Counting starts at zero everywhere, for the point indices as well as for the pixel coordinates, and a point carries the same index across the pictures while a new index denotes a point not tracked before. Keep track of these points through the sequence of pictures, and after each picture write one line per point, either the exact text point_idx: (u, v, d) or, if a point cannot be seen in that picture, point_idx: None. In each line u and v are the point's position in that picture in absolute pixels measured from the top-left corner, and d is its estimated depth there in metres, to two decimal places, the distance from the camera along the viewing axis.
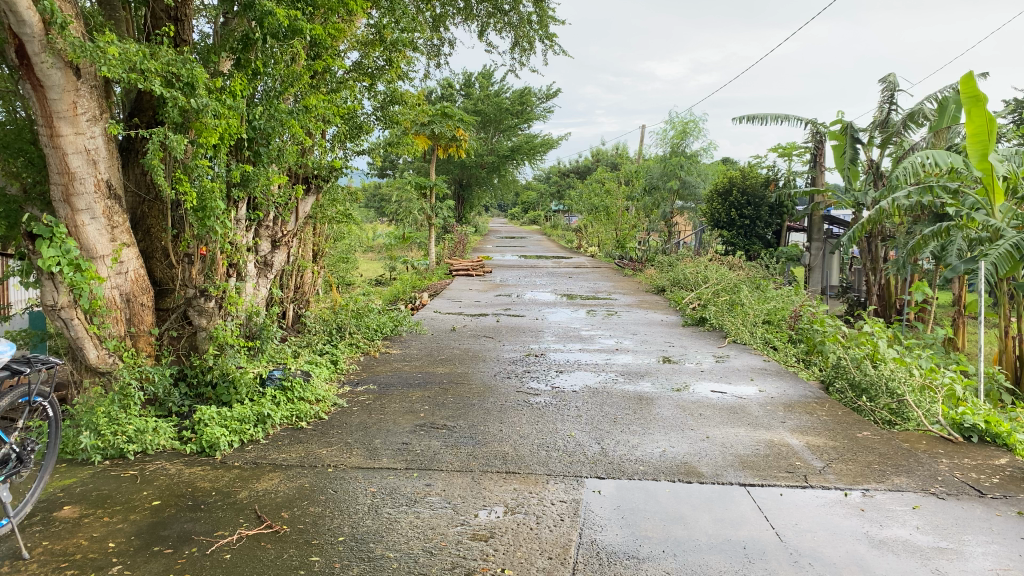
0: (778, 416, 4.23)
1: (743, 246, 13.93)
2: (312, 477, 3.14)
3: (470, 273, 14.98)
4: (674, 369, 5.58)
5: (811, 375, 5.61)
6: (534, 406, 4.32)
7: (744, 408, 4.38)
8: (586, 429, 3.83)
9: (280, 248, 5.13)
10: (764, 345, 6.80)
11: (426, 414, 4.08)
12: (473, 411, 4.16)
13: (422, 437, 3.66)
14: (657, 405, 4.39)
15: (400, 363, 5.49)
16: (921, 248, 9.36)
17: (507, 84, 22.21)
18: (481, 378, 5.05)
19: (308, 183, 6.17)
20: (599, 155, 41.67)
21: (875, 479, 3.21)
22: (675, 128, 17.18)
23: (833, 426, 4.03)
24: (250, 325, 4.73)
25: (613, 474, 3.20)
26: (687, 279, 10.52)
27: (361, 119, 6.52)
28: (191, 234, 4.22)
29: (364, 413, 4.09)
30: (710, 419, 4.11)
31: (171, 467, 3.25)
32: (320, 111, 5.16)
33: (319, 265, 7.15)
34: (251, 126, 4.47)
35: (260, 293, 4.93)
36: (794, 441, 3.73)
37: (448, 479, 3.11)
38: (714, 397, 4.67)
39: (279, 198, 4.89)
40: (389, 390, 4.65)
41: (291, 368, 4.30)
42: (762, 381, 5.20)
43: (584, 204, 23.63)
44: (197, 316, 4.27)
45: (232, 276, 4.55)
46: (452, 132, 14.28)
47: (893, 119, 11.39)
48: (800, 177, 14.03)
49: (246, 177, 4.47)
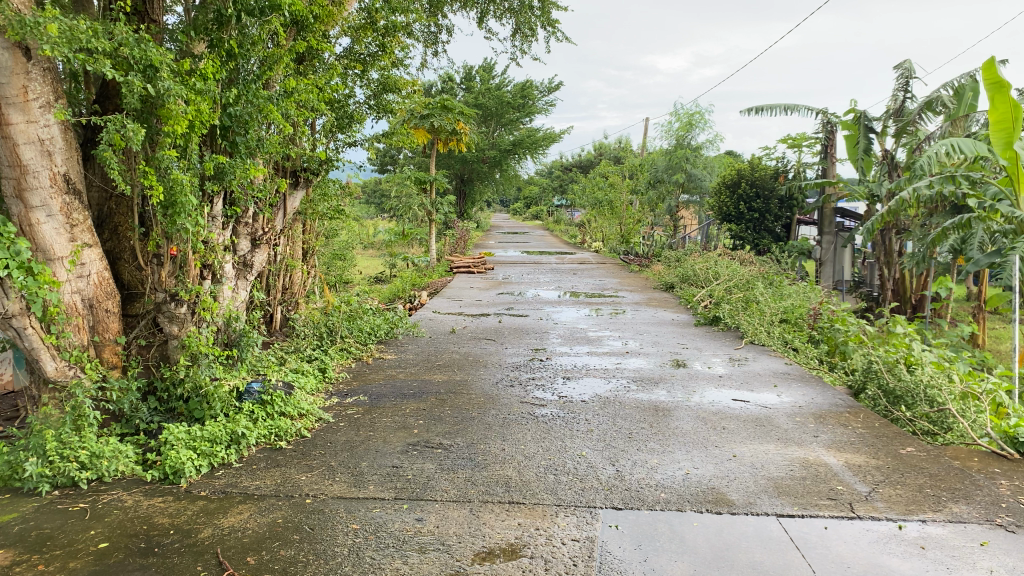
0: (809, 429, 3.83)
1: (752, 240, 13.51)
2: (288, 511, 2.74)
3: (471, 271, 14.55)
4: (690, 374, 5.17)
5: (837, 380, 5.20)
6: (540, 419, 3.92)
7: (770, 420, 3.97)
8: (598, 448, 3.43)
9: (261, 248, 4.72)
10: (784, 346, 6.38)
11: (420, 430, 3.68)
12: (473, 426, 3.76)
13: (414, 459, 3.26)
14: (674, 417, 3.99)
15: (395, 370, 5.09)
16: (941, 241, 8.94)
17: (508, 77, 21.80)
18: (481, 387, 4.64)
19: (296, 177, 5.91)
20: (601, 150, 41.26)
21: (932, 507, 2.80)
22: (679, 120, 16.78)
23: (872, 442, 3.62)
24: (228, 332, 4.33)
25: (631, 504, 2.80)
26: (696, 275, 10.12)
27: (353, 108, 6.17)
28: (160, 232, 3.82)
29: (352, 431, 3.68)
30: (735, 434, 3.71)
31: (128, 498, 2.85)
32: (306, 98, 4.76)
33: (310, 264, 6.76)
34: (226, 113, 4.06)
35: (241, 297, 4.52)
36: (832, 460, 3.32)
37: (443, 512, 2.71)
38: (735, 406, 4.26)
39: (258, 192, 4.48)
40: (380, 401, 4.25)
41: (271, 380, 3.90)
42: (786, 387, 4.79)
43: (587, 199, 23.20)
44: (168, 323, 3.90)
45: (208, 279, 4.14)
46: (452, 126, 13.86)
47: (909, 107, 10.97)
48: (810, 168, 13.62)
49: (221, 170, 4.06)
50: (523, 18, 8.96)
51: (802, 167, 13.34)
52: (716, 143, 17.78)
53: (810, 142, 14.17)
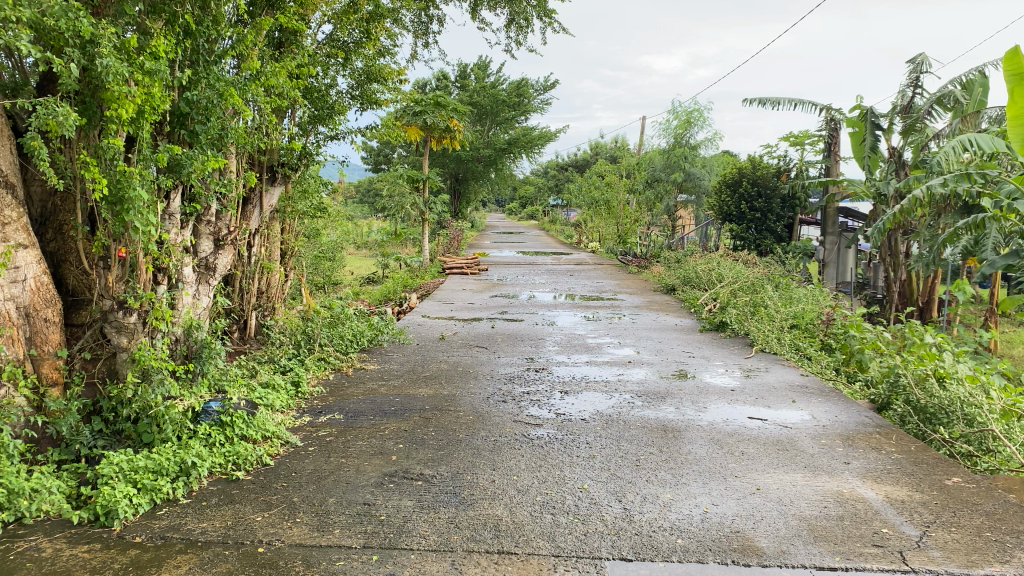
0: (838, 454, 3.40)
1: (754, 240, 13.08)
2: (236, 563, 2.30)
3: (465, 272, 14.09)
4: (699, 387, 4.73)
5: (858, 394, 4.77)
6: (535, 442, 3.48)
7: (794, 443, 3.54)
8: (601, 479, 2.99)
9: (225, 250, 4.24)
10: (797, 354, 5.96)
11: (399, 457, 3.24)
12: (460, 451, 3.32)
13: (391, 494, 2.83)
14: (686, 439, 3.56)
15: (377, 384, 4.64)
16: (953, 242, 8.52)
17: (503, 75, 21.41)
18: (471, 403, 4.20)
19: (274, 173, 5.56)
20: (598, 149, 40.88)
21: (998, 557, 2.36)
22: (678, 118, 16.39)
23: (912, 469, 3.19)
24: (187, 343, 3.89)
25: (643, 553, 2.37)
26: (699, 278, 9.70)
27: (335, 97, 5.75)
28: (106, 232, 3.35)
29: (322, 457, 3.24)
30: (755, 461, 3.27)
31: (47, 547, 2.41)
32: (278, 85, 4.32)
33: (288, 267, 6.29)
34: (183, 97, 3.61)
35: (203, 304, 4.06)
36: (871, 494, 2.89)
37: (419, 565, 2.27)
38: (752, 426, 3.82)
39: (222, 187, 4.02)
40: (356, 421, 3.81)
41: (232, 399, 3.47)
42: (805, 402, 4.37)
43: (584, 199, 22.76)
44: (116, 334, 3.45)
45: (163, 284, 3.68)
46: (445, 124, 13.42)
47: (917, 104, 10.53)
48: (813, 166, 13.24)
49: (177, 162, 3.61)
50: (517, 8, 8.53)
51: (806, 165, 12.93)
52: (715, 142, 17.39)
53: (813, 140, 13.77)
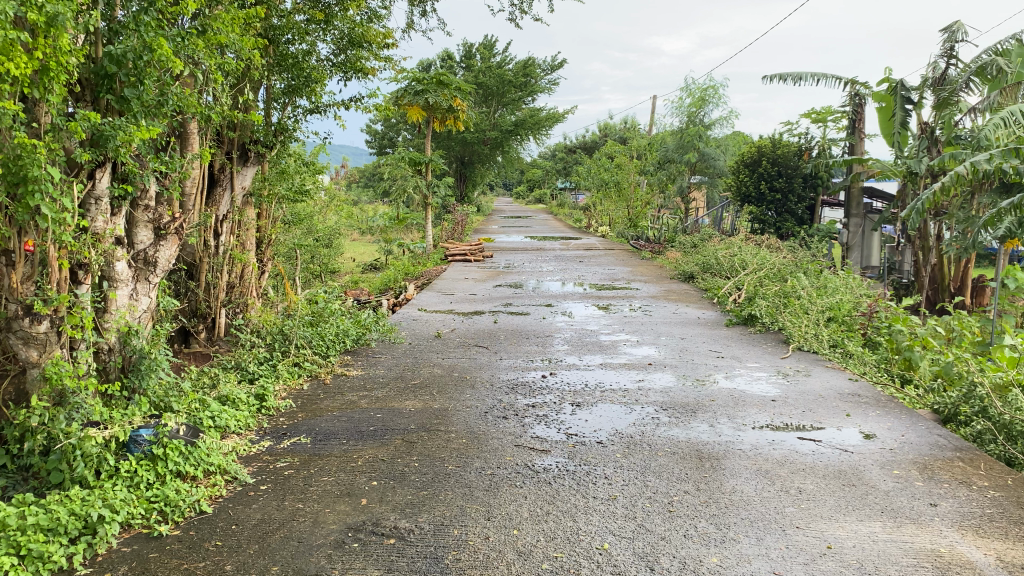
0: (920, 490, 2.72)
1: (773, 223, 12.33)
2: None
3: (468, 258, 13.31)
4: (733, 396, 4.04)
5: (919, 402, 4.09)
6: (541, 476, 2.81)
7: (861, 476, 2.87)
8: (625, 535, 2.32)
9: (168, 241, 3.55)
10: (837, 352, 5.28)
11: (369, 501, 2.58)
12: (447, 491, 2.66)
13: (350, 560, 2.17)
14: (727, 471, 2.89)
15: (357, 396, 3.96)
16: (993, 227, 7.72)
17: (509, 54, 20.62)
18: (465, 420, 3.53)
19: (245, 152, 5.00)
20: (606, 129, 40.01)
21: None
22: (691, 96, 15.62)
23: (1019, 515, 2.51)
24: (123, 352, 3.24)
25: None
26: (719, 265, 8.99)
27: (315, 64, 5.09)
28: (5, 220, 2.66)
29: (273, 501, 2.59)
30: (820, 504, 2.60)
31: None
32: (233, 43, 3.64)
33: (266, 257, 5.62)
34: (107, 54, 2.93)
35: (142, 307, 3.40)
36: (978, 557, 2.22)
37: None
38: (806, 452, 3.14)
39: (163, 167, 3.34)
40: (325, 447, 3.15)
41: (166, 426, 2.79)
42: (861, 417, 3.69)
43: (592, 181, 21.99)
44: (24, 346, 2.80)
45: (86, 283, 3.01)
46: (448, 103, 12.61)
47: (952, 75, 9.60)
48: (837, 145, 12.51)
49: (100, 134, 2.91)
50: None
51: (828, 143, 12.20)
52: (729, 121, 16.64)
53: (836, 116, 13.03)
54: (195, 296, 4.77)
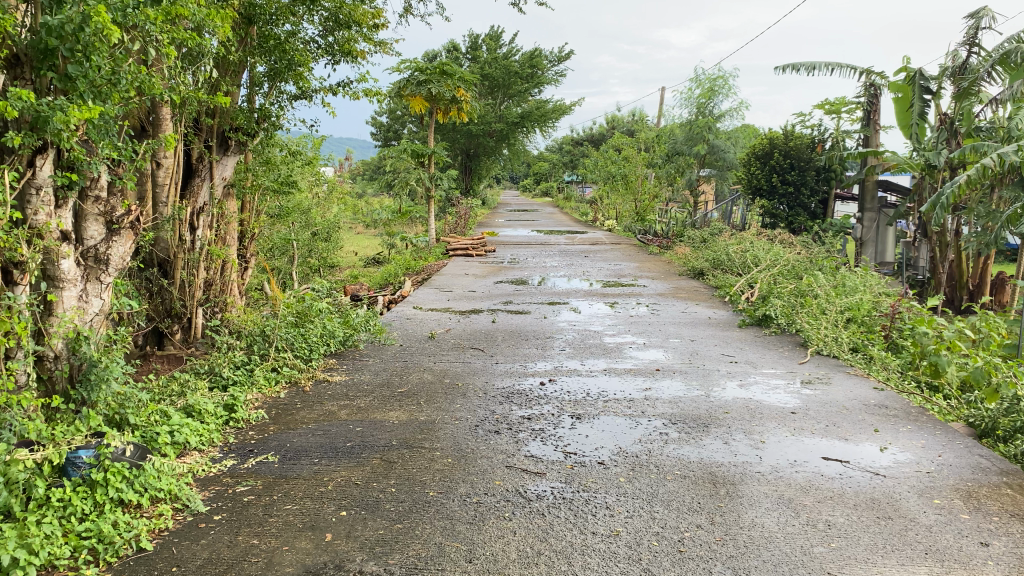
0: (967, 526, 2.37)
1: (786, 217, 11.92)
2: None
3: (470, 252, 12.92)
4: (748, 407, 3.69)
5: (952, 414, 3.74)
6: (533, 506, 2.47)
7: (899, 507, 2.52)
8: None
9: (122, 236, 3.22)
10: (858, 356, 4.92)
11: (335, 537, 2.24)
12: (425, 525, 2.32)
13: None
14: (743, 499, 2.54)
15: (336, 405, 3.63)
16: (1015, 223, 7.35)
17: (516, 45, 20.21)
18: (453, 435, 3.19)
19: (226, 141, 4.68)
20: (613, 123, 39.55)
21: None
22: (701, 86, 15.19)
23: None
24: (70, 360, 2.91)
25: None
26: (730, 260, 8.61)
27: (299, 46, 4.76)
28: None
29: (224, 536, 2.25)
30: (853, 543, 2.25)
31: None
32: (194, 17, 3.29)
33: (250, 252, 5.28)
34: (46, 26, 2.57)
35: (93, 309, 3.08)
36: None
37: None
38: (834, 476, 2.79)
39: (118, 154, 3.00)
40: (294, 468, 2.81)
41: (109, 445, 2.46)
42: (891, 433, 3.34)
43: (599, 174, 21.59)
44: None
45: (23, 286, 2.69)
46: (451, 94, 12.21)
47: (974, 63, 9.08)
48: (852, 137, 12.12)
49: (38, 117, 2.56)
50: None
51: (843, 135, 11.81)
52: (739, 113, 16.24)
53: (850, 108, 12.63)
54: (168, 295, 4.44)
